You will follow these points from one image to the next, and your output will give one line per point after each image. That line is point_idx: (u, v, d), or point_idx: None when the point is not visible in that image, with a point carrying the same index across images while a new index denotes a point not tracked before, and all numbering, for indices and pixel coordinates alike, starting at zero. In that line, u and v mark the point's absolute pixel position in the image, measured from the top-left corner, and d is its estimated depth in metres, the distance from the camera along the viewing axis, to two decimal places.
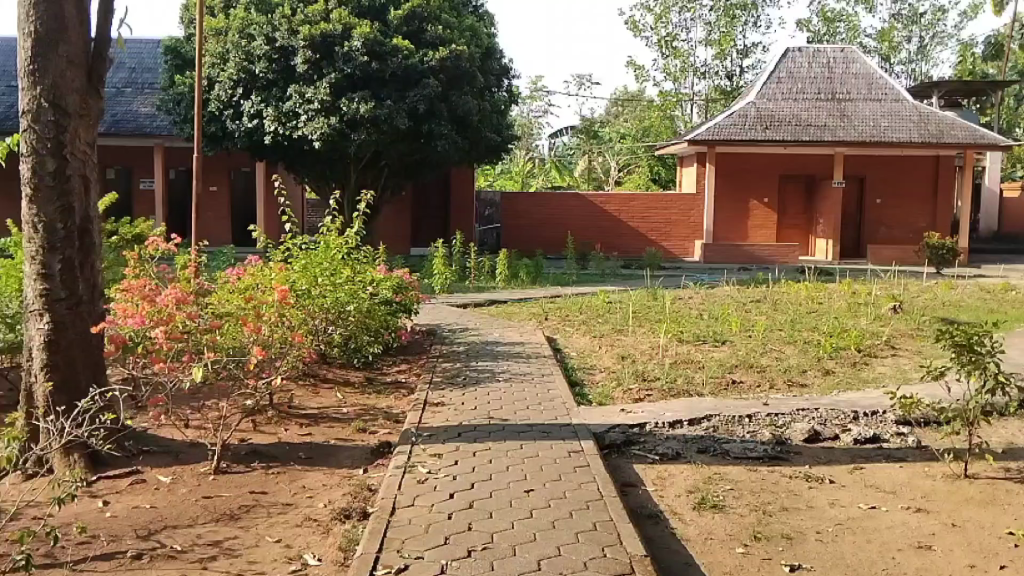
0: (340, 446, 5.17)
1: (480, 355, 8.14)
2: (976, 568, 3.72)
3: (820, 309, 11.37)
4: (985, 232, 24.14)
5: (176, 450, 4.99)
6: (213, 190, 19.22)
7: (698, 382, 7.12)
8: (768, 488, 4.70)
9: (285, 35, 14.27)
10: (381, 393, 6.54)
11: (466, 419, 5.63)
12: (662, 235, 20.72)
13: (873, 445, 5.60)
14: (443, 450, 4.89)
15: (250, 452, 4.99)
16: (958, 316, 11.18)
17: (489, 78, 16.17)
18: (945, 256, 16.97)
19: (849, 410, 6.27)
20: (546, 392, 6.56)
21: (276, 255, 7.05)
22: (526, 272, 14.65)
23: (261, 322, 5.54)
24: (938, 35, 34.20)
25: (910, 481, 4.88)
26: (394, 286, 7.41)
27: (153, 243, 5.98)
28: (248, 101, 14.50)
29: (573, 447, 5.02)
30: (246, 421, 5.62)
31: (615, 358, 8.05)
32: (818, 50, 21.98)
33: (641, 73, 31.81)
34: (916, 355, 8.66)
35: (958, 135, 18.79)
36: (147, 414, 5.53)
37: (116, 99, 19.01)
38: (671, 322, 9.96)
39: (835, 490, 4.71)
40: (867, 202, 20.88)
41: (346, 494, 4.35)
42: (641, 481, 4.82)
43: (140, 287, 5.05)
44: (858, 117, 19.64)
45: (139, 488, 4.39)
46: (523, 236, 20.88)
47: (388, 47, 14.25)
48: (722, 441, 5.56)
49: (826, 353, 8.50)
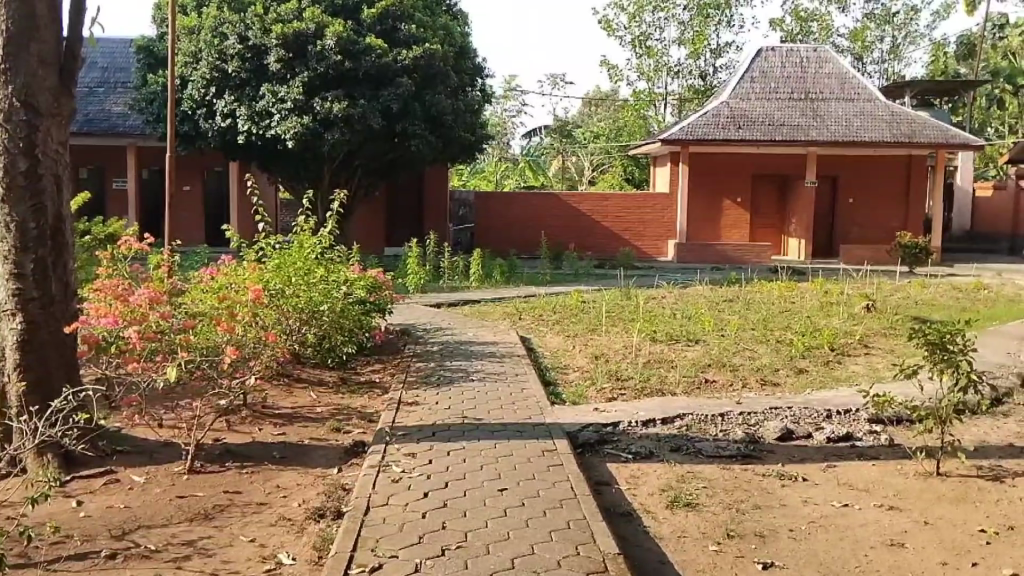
0: (315, 447, 5.16)
1: (456, 355, 8.16)
2: (948, 565, 3.83)
3: (793, 308, 11.53)
4: (957, 231, 24.79)
5: (150, 450, 4.97)
6: (185, 190, 19.03)
7: (671, 382, 7.20)
8: (742, 487, 4.78)
9: (257, 34, 14.16)
10: (355, 393, 6.54)
11: (442, 419, 5.65)
12: (636, 235, 20.84)
13: (845, 444, 5.70)
14: (418, 449, 4.91)
15: (224, 452, 4.98)
16: (930, 315, 11.37)
17: (463, 77, 16.20)
18: (918, 255, 17.25)
19: (822, 409, 6.38)
20: (519, 391, 6.59)
21: (249, 255, 7.02)
22: (500, 272, 14.68)
23: (234, 321, 5.51)
24: (910, 35, 34.72)
25: (881, 478, 5.00)
26: (369, 286, 7.41)
27: (125, 244, 5.96)
28: (221, 100, 14.40)
29: (547, 447, 5.06)
30: (220, 421, 5.59)
31: (588, 358, 8.11)
32: (791, 49, 22.17)
33: (615, 73, 31.99)
34: (888, 354, 8.83)
35: (929, 135, 19.12)
36: (120, 414, 5.49)
37: (88, 99, 18.77)
38: (644, 321, 10.05)
39: (808, 489, 4.80)
40: (839, 202, 21.22)
41: (320, 493, 4.36)
42: (615, 480, 4.88)
43: (110, 287, 5.03)
44: (831, 117, 19.90)
45: (114, 488, 4.37)
46: (497, 237, 20.96)
47: (361, 46, 14.20)
48: (696, 440, 5.63)
49: (799, 352, 8.63)
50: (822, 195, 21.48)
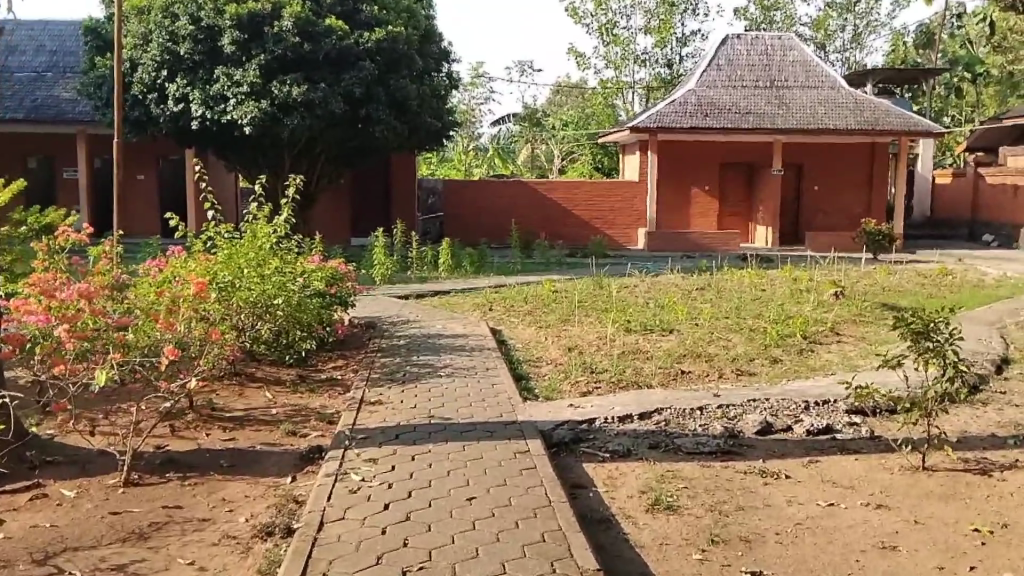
0: (266, 453, 4.76)
1: (421, 348, 7.78)
2: (945, 570, 3.55)
3: (765, 295, 11.37)
4: (918, 217, 24.79)
5: (83, 459, 4.52)
6: (139, 179, 18.32)
7: (646, 373, 6.93)
8: (724, 486, 4.48)
9: (211, 14, 13.57)
10: (314, 391, 6.14)
11: (404, 419, 5.27)
12: (606, 223, 20.57)
13: (826, 436, 5.44)
14: (379, 454, 4.54)
15: (165, 461, 4.54)
16: (899, 302, 11.26)
17: (428, 61, 15.78)
18: (882, 242, 17.15)
19: (800, 399, 6.13)
20: (490, 388, 6.22)
21: (197, 246, 6.52)
22: (470, 261, 14.28)
23: (175, 318, 5.06)
24: (871, 24, 34.77)
25: (867, 474, 4.73)
26: (327, 278, 7.00)
27: (62, 233, 5.49)
28: (173, 83, 13.76)
29: (519, 448, 4.72)
30: (163, 427, 5.16)
31: (561, 350, 7.79)
32: (756, 37, 21.96)
33: (582, 60, 31.63)
34: (861, 341, 8.68)
35: (893, 123, 19.10)
36: (54, 420, 5.02)
37: (35, 84, 17.91)
38: (617, 311, 9.79)
39: (793, 487, 4.52)
40: (804, 189, 21.18)
41: (270, 507, 3.97)
42: (591, 482, 4.54)
43: (43, 281, 4.66)
44: (796, 105, 19.80)
45: (39, 505, 3.94)
46: (466, 226, 20.61)
47: (321, 28, 13.71)
48: (674, 435, 5.33)
49: (773, 340, 8.40)
50: (789, 183, 21.41)
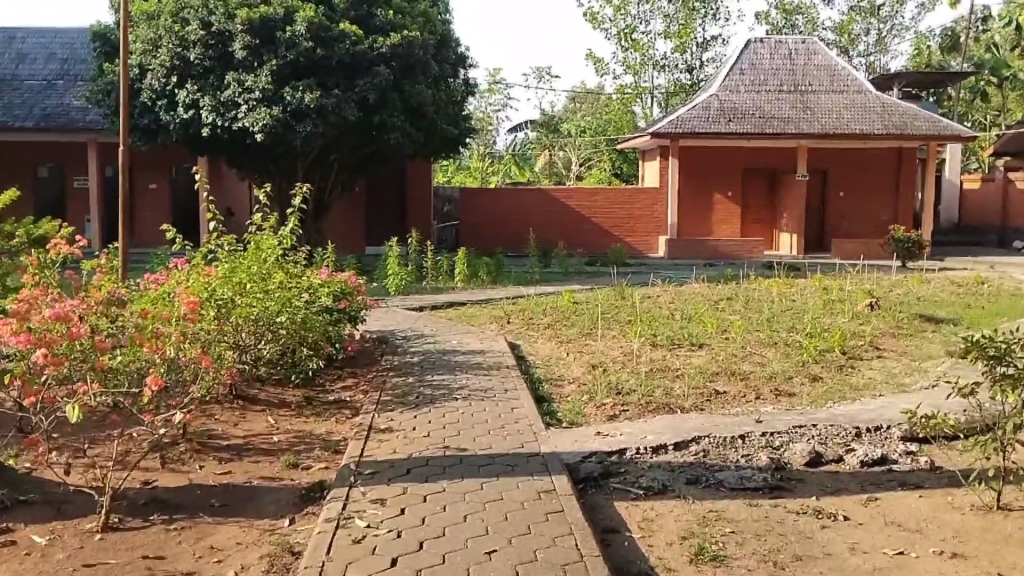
0: (264, 489, 4.30)
1: (436, 366, 7.31)
2: None
3: (796, 306, 10.81)
4: (945, 224, 24.02)
5: (60, 499, 4.06)
6: (151, 188, 18.08)
7: (678, 394, 6.40)
8: (775, 530, 3.96)
9: (221, 19, 13.22)
10: (319, 415, 5.72)
11: (417, 450, 4.80)
12: (626, 231, 20.04)
13: (882, 469, 4.90)
14: (389, 493, 4.07)
15: (150, 501, 4.09)
16: (937, 312, 10.69)
17: (445, 67, 15.35)
18: (912, 248, 16.51)
19: (849, 426, 5.61)
20: (509, 412, 5.73)
21: (197, 258, 6.09)
22: (487, 271, 13.83)
23: (164, 342, 4.59)
24: (895, 27, 34.06)
25: (934, 515, 4.20)
26: (335, 294, 6.61)
27: (55, 246, 4.92)
28: (183, 90, 13.46)
29: (544, 486, 4.22)
30: (153, 457, 4.71)
31: (584, 368, 7.29)
32: (780, 41, 21.40)
33: (600, 66, 31.17)
34: (904, 357, 8.11)
35: (922, 127, 18.44)
36: (34, 452, 4.56)
37: (46, 92, 17.67)
38: (642, 323, 9.29)
39: (853, 530, 4.00)
40: (830, 195, 20.56)
41: (263, 558, 3.51)
42: (625, 525, 4.04)
43: (26, 300, 4.12)
44: (821, 110, 19.21)
45: (5, 554, 3.49)
46: (482, 235, 20.14)
47: (335, 32, 13.31)
48: (714, 469, 4.81)
49: (810, 355, 7.86)
50: (814, 189, 20.79)
